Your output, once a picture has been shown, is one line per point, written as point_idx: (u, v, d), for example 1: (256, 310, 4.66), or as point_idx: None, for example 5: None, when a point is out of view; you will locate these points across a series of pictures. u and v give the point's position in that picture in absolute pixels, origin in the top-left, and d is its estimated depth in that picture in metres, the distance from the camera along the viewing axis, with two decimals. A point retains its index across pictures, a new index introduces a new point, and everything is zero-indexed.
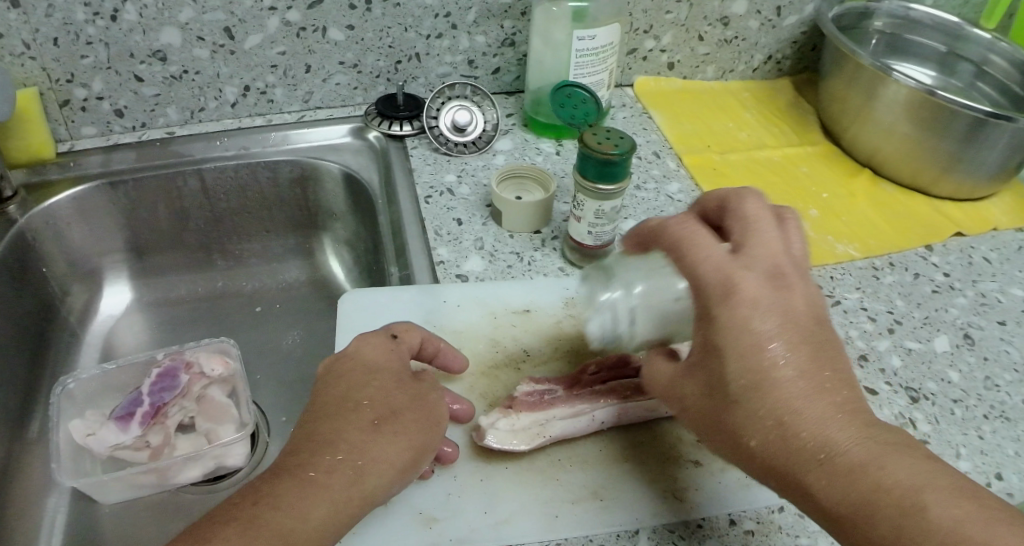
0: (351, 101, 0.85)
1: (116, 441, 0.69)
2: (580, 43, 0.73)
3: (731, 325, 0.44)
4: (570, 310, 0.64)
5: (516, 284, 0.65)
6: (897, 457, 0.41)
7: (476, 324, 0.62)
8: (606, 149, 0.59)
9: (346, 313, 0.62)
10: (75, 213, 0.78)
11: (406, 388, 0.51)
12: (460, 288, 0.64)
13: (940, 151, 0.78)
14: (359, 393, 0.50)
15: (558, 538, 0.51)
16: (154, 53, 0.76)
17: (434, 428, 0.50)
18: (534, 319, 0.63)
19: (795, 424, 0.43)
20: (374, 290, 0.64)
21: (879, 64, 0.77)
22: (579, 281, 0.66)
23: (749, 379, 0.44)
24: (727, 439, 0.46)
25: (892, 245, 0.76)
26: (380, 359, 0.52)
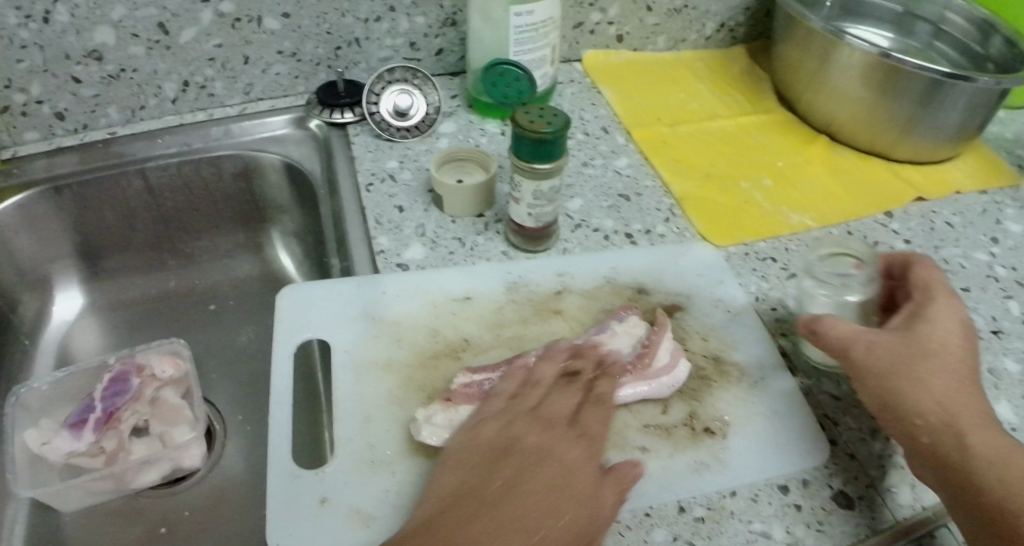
0: (293, 90, 0.83)
1: (71, 449, 0.68)
2: (518, 19, 0.71)
3: (941, 309, 0.55)
4: (512, 295, 0.63)
5: (458, 272, 0.65)
6: (977, 409, 0.51)
7: (416, 314, 0.62)
8: (539, 127, 0.57)
9: (284, 309, 0.62)
10: (22, 221, 0.76)
11: (512, 454, 0.50)
12: (400, 278, 0.64)
13: (897, 115, 0.76)
14: (509, 475, 0.49)
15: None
16: (90, 53, 0.74)
17: (519, 486, 0.48)
18: (475, 306, 0.63)
19: (563, 507, 0.47)
20: (316, 284, 0.64)
21: (831, 29, 0.75)
22: (522, 265, 0.66)
23: (923, 351, 0.52)
24: (902, 395, 0.51)
25: (848, 212, 0.74)
26: (529, 437, 0.51)
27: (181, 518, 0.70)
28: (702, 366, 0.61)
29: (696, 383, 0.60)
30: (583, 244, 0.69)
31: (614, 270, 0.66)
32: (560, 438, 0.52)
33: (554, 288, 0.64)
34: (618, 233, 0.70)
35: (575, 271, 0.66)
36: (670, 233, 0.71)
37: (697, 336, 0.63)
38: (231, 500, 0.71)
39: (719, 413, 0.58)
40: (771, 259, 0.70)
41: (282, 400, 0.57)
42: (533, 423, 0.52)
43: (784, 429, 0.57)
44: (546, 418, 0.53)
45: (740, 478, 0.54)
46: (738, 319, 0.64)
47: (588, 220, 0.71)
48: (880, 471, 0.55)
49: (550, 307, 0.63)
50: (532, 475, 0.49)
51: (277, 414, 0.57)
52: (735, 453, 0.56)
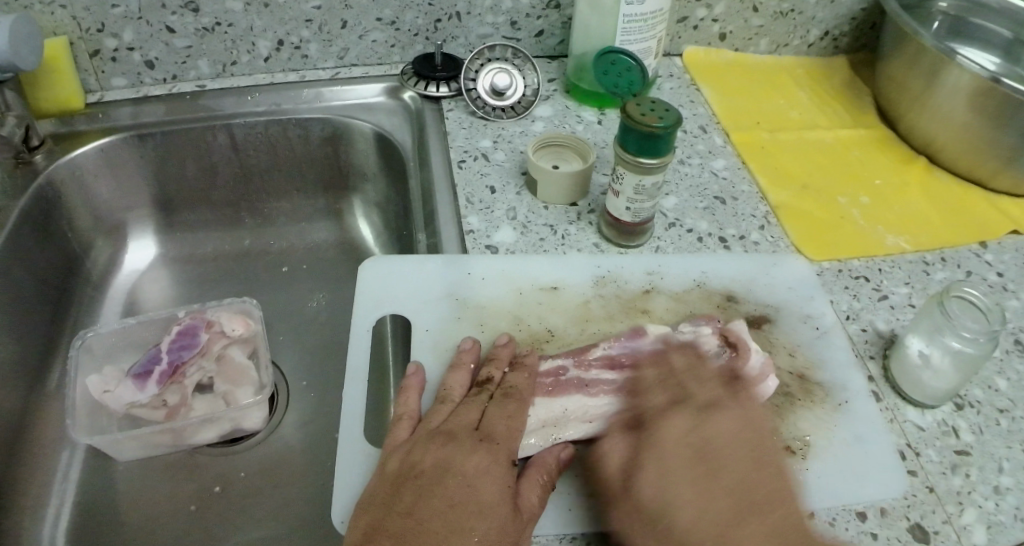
0: (388, 59, 0.82)
1: (132, 399, 0.67)
2: (628, 8, 0.68)
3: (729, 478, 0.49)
4: (600, 290, 0.62)
5: (547, 260, 0.63)
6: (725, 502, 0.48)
7: (502, 299, 0.61)
8: (650, 120, 0.55)
9: (365, 280, 0.62)
10: (101, 165, 0.76)
11: (439, 478, 0.47)
12: (488, 261, 0.63)
13: (1002, 144, 0.73)
14: (432, 495, 0.46)
15: (569, 533, 0.50)
16: (186, 4, 0.73)
17: (451, 508, 0.45)
18: (561, 297, 0.61)
19: (470, 526, 0.45)
20: (398, 258, 0.63)
21: (943, 47, 0.72)
22: (612, 260, 0.64)
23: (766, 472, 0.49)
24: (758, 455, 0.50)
25: (944, 240, 0.72)
26: (427, 453, 0.49)
27: (234, 478, 0.69)
28: (787, 384, 0.59)
29: (780, 400, 0.58)
30: (676, 243, 0.67)
31: (705, 275, 0.64)
32: (457, 450, 0.49)
33: (643, 286, 0.63)
34: (712, 236, 0.68)
35: (666, 270, 0.64)
36: (764, 242, 0.68)
37: (783, 352, 0.62)
38: (282, 465, 0.70)
39: (801, 432, 0.57)
40: (864, 278, 0.67)
41: (358, 373, 0.57)
42: (432, 441, 0.50)
43: (871, 456, 0.55)
44: (447, 433, 0.50)
45: (820, 500, 0.53)
46: (829, 336, 0.62)
47: (682, 220, 0.69)
48: (958, 508, 0.53)
49: (638, 306, 0.61)
50: (458, 499, 0.46)
51: (351, 388, 0.56)
52: (816, 477, 0.54)
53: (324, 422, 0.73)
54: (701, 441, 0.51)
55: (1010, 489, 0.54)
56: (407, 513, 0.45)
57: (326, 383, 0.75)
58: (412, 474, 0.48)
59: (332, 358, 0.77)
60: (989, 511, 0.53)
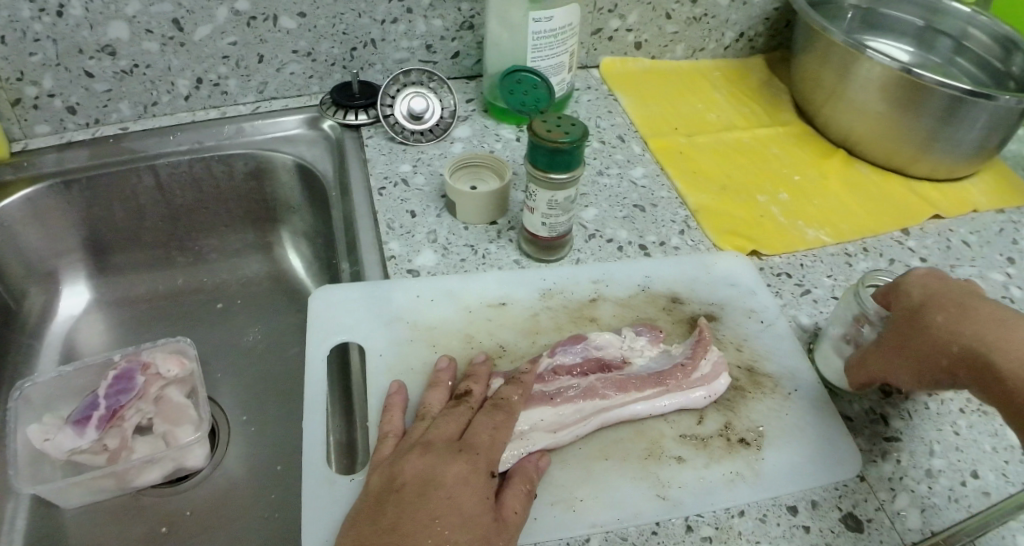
0: (307, 90, 0.82)
1: (73, 446, 0.67)
2: (537, 25, 0.70)
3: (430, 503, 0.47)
4: (548, 302, 0.63)
5: (492, 277, 0.64)
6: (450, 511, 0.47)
7: (451, 318, 0.61)
8: (556, 136, 0.56)
9: (315, 311, 0.62)
10: (29, 213, 0.76)
11: (423, 491, 0.48)
12: (431, 282, 0.63)
13: (915, 132, 0.75)
14: (419, 506, 0.47)
15: (538, 540, 0.51)
16: (103, 47, 0.73)
17: (436, 522, 0.46)
18: (511, 312, 0.62)
19: (452, 538, 0.46)
20: (342, 286, 0.63)
21: (852, 41, 0.74)
22: (556, 273, 0.65)
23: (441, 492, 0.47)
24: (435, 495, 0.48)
25: (865, 229, 0.73)
26: (414, 462, 0.49)
27: (181, 517, 0.69)
28: (738, 377, 0.61)
29: (731, 394, 0.60)
30: (595, 254, 0.68)
31: (649, 279, 0.66)
32: (439, 458, 0.49)
33: (589, 296, 0.64)
34: (631, 244, 0.69)
35: (611, 278, 0.66)
36: (684, 245, 0.70)
37: (731, 347, 0.63)
38: (231, 500, 0.70)
39: (754, 423, 0.58)
40: (786, 274, 0.69)
41: (317, 405, 0.57)
42: (411, 451, 0.50)
43: (821, 442, 0.57)
44: (425, 442, 0.51)
45: (781, 487, 0.55)
46: (773, 328, 0.64)
47: (602, 231, 0.70)
48: (889, 494, 0.55)
49: (586, 315, 0.63)
50: (442, 511, 0.47)
51: (311, 420, 0.56)
52: (771, 464, 0.56)
53: (268, 454, 0.73)
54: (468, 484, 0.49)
55: (941, 473, 0.56)
56: (391, 524, 0.46)
57: (267, 416, 0.75)
58: (395, 487, 0.48)
59: (270, 391, 0.77)
60: (923, 495, 0.55)
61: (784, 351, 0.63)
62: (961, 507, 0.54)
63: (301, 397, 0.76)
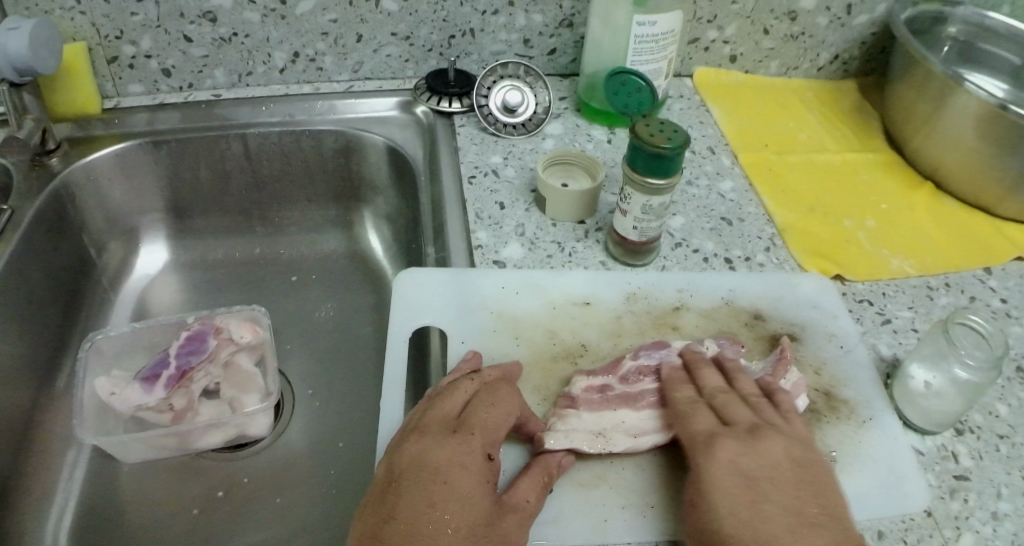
0: (401, 73, 0.83)
1: (140, 401, 0.69)
2: (640, 28, 0.69)
3: (428, 490, 0.46)
4: (631, 306, 0.63)
5: (576, 275, 0.64)
6: (447, 497, 0.46)
7: (536, 313, 0.61)
8: (659, 141, 0.56)
9: (400, 291, 0.62)
10: (116, 169, 0.77)
11: (419, 475, 0.47)
12: (517, 274, 0.63)
13: (1009, 171, 0.73)
14: (418, 491, 0.46)
15: (610, 542, 0.51)
16: (204, 14, 0.74)
17: (434, 506, 0.45)
18: (594, 312, 0.62)
19: (452, 523, 0.45)
20: (429, 269, 0.63)
21: (951, 73, 0.73)
22: (641, 278, 0.65)
23: (438, 478, 0.46)
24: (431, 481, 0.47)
25: (949, 264, 0.72)
26: (411, 444, 0.49)
27: (238, 482, 0.70)
28: (814, 400, 0.60)
29: (808, 416, 0.59)
30: (681, 263, 0.68)
31: (733, 293, 0.65)
32: (433, 443, 0.49)
33: (673, 303, 0.64)
34: (717, 256, 0.69)
35: (694, 288, 0.65)
36: (769, 263, 0.69)
37: (810, 369, 0.62)
38: (289, 471, 0.71)
39: (828, 447, 0.57)
40: (868, 301, 0.68)
41: (396, 382, 0.57)
42: (409, 438, 0.50)
43: (896, 473, 0.56)
44: (422, 427, 0.51)
45: (852, 515, 0.54)
46: (854, 355, 0.63)
47: (688, 240, 0.70)
48: (954, 532, 0.54)
49: (669, 322, 0.62)
50: (439, 495, 0.46)
51: (389, 396, 0.56)
52: (844, 490, 0.55)
53: (324, 428, 0.74)
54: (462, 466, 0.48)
55: (1008, 516, 0.55)
56: (390, 515, 0.45)
57: (332, 390, 0.76)
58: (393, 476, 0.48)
59: (339, 367, 0.78)
60: (987, 537, 0.53)
61: (864, 381, 0.62)
62: None
63: (366, 378, 0.76)
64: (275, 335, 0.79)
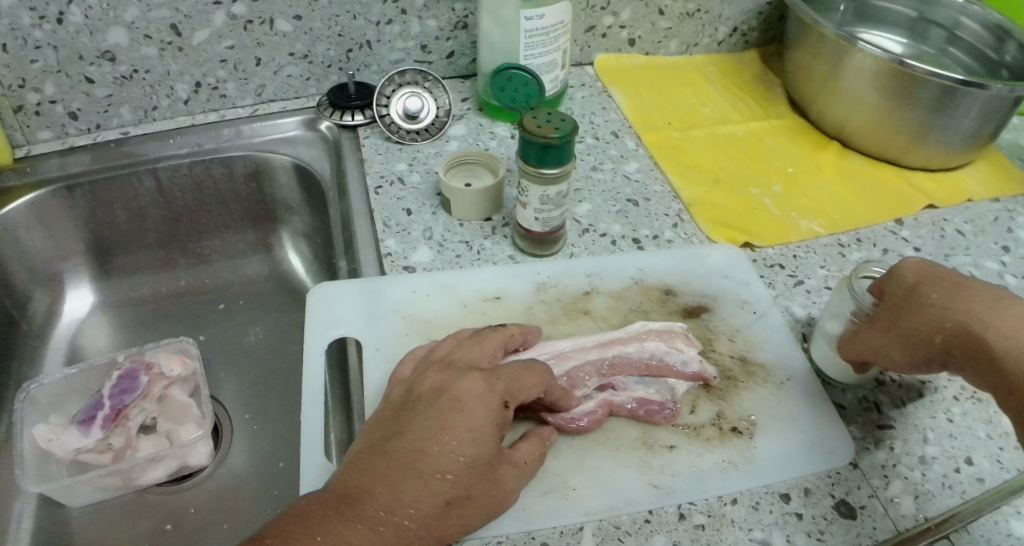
0: (304, 92, 0.83)
1: (78, 445, 0.69)
2: (528, 23, 0.71)
3: (388, 480, 0.46)
4: (542, 295, 0.64)
5: (485, 271, 0.65)
6: (413, 486, 0.46)
7: (446, 312, 0.62)
8: (546, 132, 0.57)
9: (313, 306, 0.63)
10: (33, 218, 0.77)
11: (392, 459, 0.47)
12: (427, 276, 0.64)
13: (909, 122, 0.76)
14: (386, 469, 0.47)
15: (535, 529, 0.52)
16: (103, 53, 0.74)
17: (393, 489, 0.46)
18: (505, 305, 0.63)
19: (410, 513, 0.46)
20: (341, 282, 0.64)
21: (843, 34, 0.74)
22: (549, 266, 0.66)
23: (424, 468, 0.47)
24: (411, 464, 0.47)
25: (859, 219, 0.74)
26: (413, 429, 0.49)
27: (186, 515, 0.70)
28: (729, 367, 0.61)
29: (724, 383, 0.61)
30: (589, 249, 0.69)
31: (642, 271, 0.67)
32: (459, 421, 0.49)
33: (583, 288, 0.65)
34: (625, 238, 0.70)
35: (603, 271, 0.66)
36: (678, 238, 0.70)
37: (724, 337, 0.63)
38: (239, 497, 0.71)
39: (746, 411, 0.59)
40: (779, 265, 0.69)
41: (313, 398, 0.57)
42: (430, 401, 0.50)
43: (809, 428, 0.58)
44: (444, 392, 0.50)
45: (773, 475, 0.55)
46: (766, 319, 0.65)
47: (595, 225, 0.71)
48: (882, 480, 0.56)
49: (579, 307, 0.63)
50: (405, 480, 0.46)
51: (307, 413, 0.57)
52: (763, 452, 0.57)
53: (269, 451, 0.74)
54: (473, 458, 0.48)
55: (935, 459, 0.57)
56: (354, 490, 0.46)
57: (269, 413, 0.76)
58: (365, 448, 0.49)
59: (272, 388, 0.78)
60: (916, 482, 0.55)
61: (777, 344, 0.63)
62: (955, 493, 0.55)
63: (301, 396, 0.77)
64: (206, 364, 0.79)
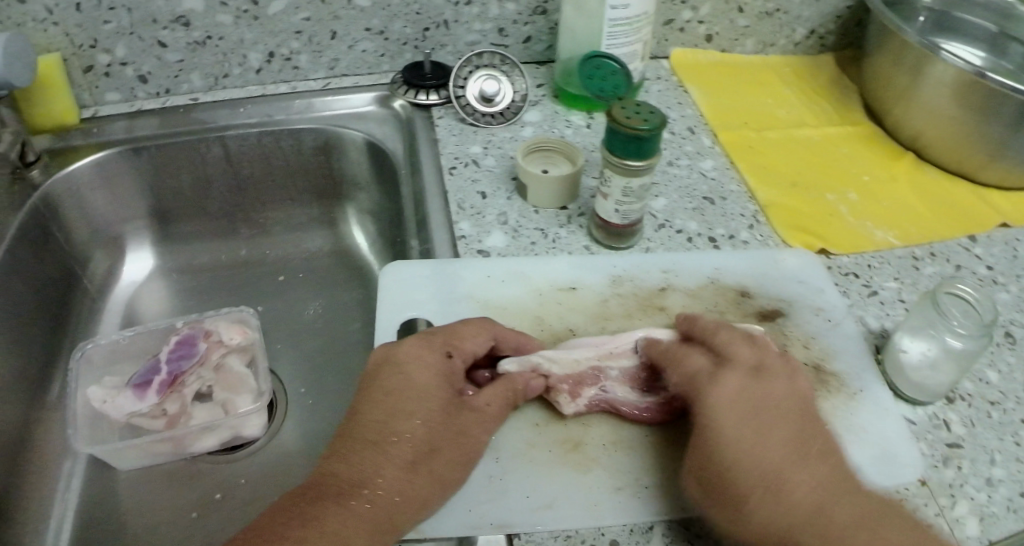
0: (377, 68, 0.83)
1: (133, 409, 0.68)
2: (613, 12, 0.69)
3: (354, 460, 0.49)
4: (617, 289, 0.63)
5: (559, 260, 0.64)
6: (377, 460, 0.49)
7: (522, 299, 0.61)
8: (634, 123, 0.56)
9: (386, 285, 0.62)
10: (97, 178, 0.77)
11: (353, 442, 0.50)
12: (501, 262, 0.64)
13: (988, 139, 0.74)
14: (353, 447, 0.49)
15: (605, 525, 0.51)
16: (177, 18, 0.74)
17: (362, 468, 0.48)
18: (580, 297, 0.62)
19: (385, 486, 0.48)
20: (414, 262, 0.63)
21: (926, 43, 0.73)
22: (625, 260, 0.65)
23: (379, 440, 0.49)
24: (371, 442, 0.49)
25: (934, 234, 0.72)
26: (364, 406, 0.51)
27: (234, 486, 0.70)
28: (803, 374, 0.61)
29: None
30: (665, 244, 0.68)
31: (718, 271, 0.66)
32: (401, 388, 0.51)
33: (658, 285, 0.64)
34: (701, 236, 0.69)
35: (679, 268, 0.65)
36: (753, 240, 0.69)
37: (799, 344, 0.62)
38: (285, 472, 0.71)
39: (820, 420, 0.58)
40: (854, 274, 0.68)
41: None
42: (377, 377, 0.53)
43: (886, 442, 0.57)
44: (389, 364, 0.53)
45: None
46: (841, 327, 0.64)
47: (671, 221, 0.70)
48: (950, 500, 0.54)
49: (655, 303, 0.63)
50: (368, 455, 0.49)
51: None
52: None
53: (317, 427, 0.74)
54: (424, 416, 0.50)
55: (1001, 482, 0.55)
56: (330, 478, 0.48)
57: (321, 389, 0.76)
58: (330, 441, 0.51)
59: (327, 365, 0.77)
60: (982, 503, 0.54)
61: (852, 353, 0.62)
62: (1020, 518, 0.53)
63: (357, 373, 0.76)
64: (264, 335, 0.79)
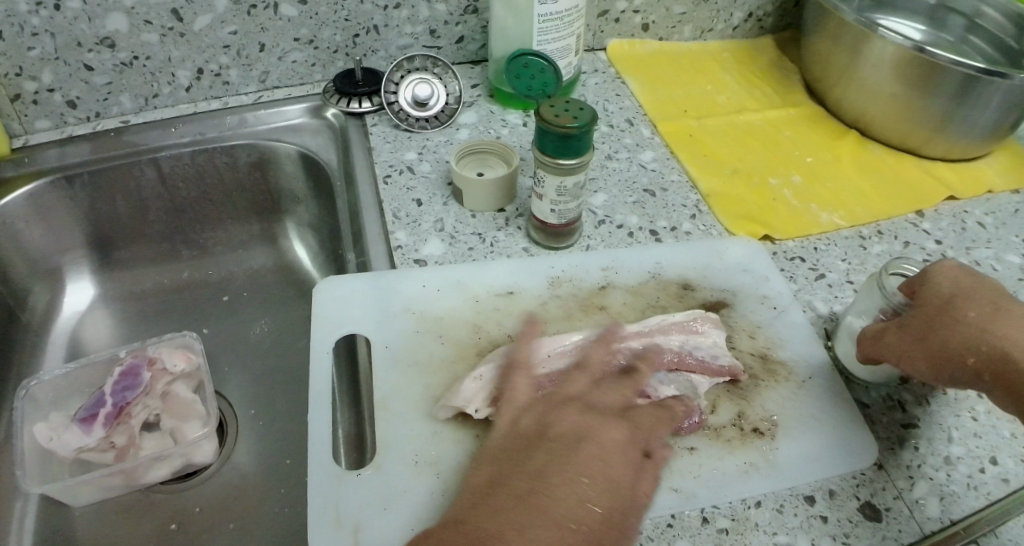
0: (309, 78, 0.81)
1: (79, 444, 0.66)
2: (543, 7, 0.68)
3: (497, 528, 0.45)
4: (556, 291, 0.62)
5: (498, 265, 0.63)
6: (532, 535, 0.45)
7: (459, 309, 0.60)
8: (564, 121, 0.55)
9: (321, 302, 0.61)
10: (32, 210, 0.74)
11: (522, 502, 0.47)
12: (436, 271, 0.62)
13: (931, 114, 0.73)
14: (516, 513, 0.46)
15: None
16: (102, 40, 0.72)
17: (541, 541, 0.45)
18: (519, 301, 0.61)
19: None
20: (349, 276, 0.62)
21: (864, 21, 0.72)
22: (564, 260, 0.64)
23: (547, 511, 0.46)
24: (543, 509, 0.47)
25: (880, 212, 0.72)
26: (553, 471, 0.48)
27: (190, 515, 0.68)
28: (750, 364, 0.60)
29: (745, 381, 0.59)
30: (606, 241, 0.67)
31: (660, 265, 0.65)
32: (588, 461, 0.49)
33: (599, 283, 0.63)
34: (642, 229, 0.68)
35: (620, 265, 0.64)
36: (696, 230, 0.69)
37: (744, 333, 0.62)
38: (244, 498, 0.69)
39: (768, 411, 0.57)
40: (800, 258, 0.67)
41: (322, 399, 0.55)
42: (569, 438, 0.51)
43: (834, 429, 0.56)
44: (580, 433, 0.51)
45: (799, 476, 0.54)
46: (786, 314, 0.63)
47: (612, 216, 0.69)
48: (908, 482, 0.54)
49: (596, 302, 0.62)
50: (531, 528, 0.46)
51: (316, 416, 0.55)
52: (785, 453, 0.55)
53: (273, 448, 0.72)
54: (606, 505, 0.47)
55: (960, 459, 0.55)
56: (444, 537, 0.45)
57: (274, 410, 0.74)
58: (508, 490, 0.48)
59: (278, 384, 0.76)
60: (941, 483, 0.53)
61: (798, 340, 0.61)
62: (980, 495, 0.53)
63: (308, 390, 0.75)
64: (211, 359, 0.77)
